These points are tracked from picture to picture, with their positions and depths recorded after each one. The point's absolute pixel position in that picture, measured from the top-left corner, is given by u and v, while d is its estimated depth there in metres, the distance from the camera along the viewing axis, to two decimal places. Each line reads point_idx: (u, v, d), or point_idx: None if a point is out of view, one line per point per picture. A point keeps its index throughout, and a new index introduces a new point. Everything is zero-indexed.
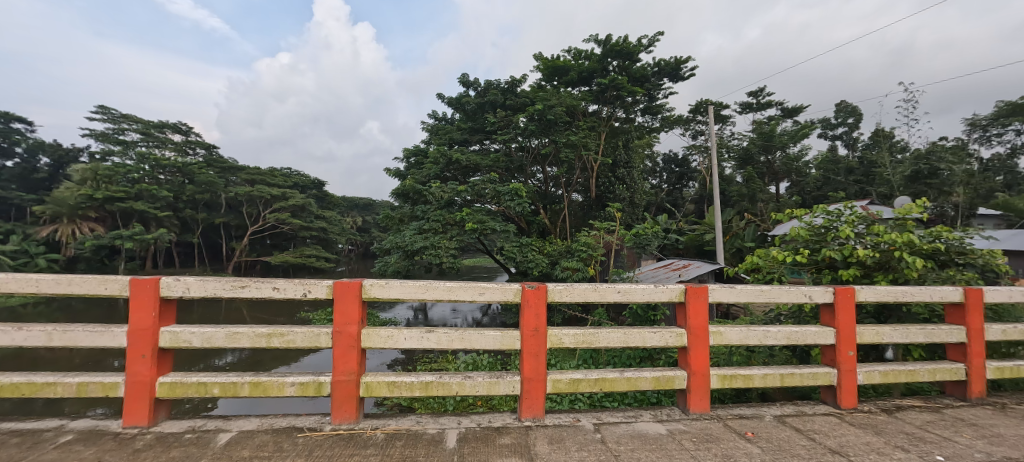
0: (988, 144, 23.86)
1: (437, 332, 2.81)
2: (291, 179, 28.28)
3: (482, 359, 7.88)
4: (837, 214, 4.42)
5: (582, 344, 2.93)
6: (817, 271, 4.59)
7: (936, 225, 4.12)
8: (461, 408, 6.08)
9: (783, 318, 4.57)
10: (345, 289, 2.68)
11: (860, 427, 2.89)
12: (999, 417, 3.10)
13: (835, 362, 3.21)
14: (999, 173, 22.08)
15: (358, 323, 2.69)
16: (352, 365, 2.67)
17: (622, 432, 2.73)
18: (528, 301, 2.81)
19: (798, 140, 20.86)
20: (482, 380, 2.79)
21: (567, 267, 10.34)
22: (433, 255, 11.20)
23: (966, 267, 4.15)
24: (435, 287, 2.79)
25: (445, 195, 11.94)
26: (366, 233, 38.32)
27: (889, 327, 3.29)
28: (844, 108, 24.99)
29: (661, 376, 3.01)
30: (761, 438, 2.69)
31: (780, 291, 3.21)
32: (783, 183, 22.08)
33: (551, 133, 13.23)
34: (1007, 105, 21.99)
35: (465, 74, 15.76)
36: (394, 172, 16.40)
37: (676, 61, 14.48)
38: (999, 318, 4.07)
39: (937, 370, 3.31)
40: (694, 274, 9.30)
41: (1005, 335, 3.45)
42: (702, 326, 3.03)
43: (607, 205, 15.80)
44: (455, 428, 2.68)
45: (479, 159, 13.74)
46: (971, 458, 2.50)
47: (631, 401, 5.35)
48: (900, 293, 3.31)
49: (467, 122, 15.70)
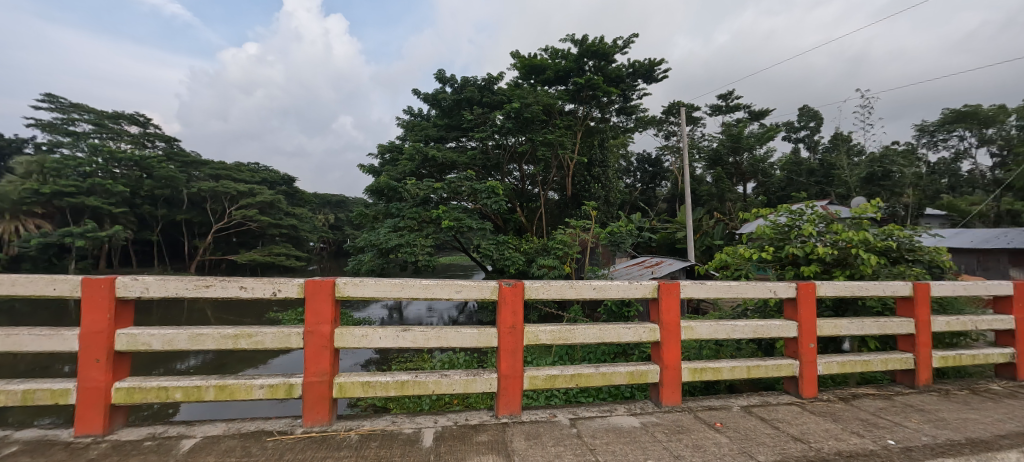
0: (935, 149, 25.59)
1: (413, 331, 2.76)
2: (258, 175, 27.28)
3: (459, 357, 7.88)
4: (799, 213, 4.65)
5: (559, 340, 2.97)
6: (781, 268, 4.79)
7: (888, 224, 4.38)
8: (437, 407, 6.06)
9: (749, 313, 4.77)
10: (317, 288, 2.61)
11: (819, 415, 3.04)
12: (941, 403, 3.33)
13: (797, 354, 3.36)
14: (944, 176, 23.73)
15: (331, 322, 2.63)
16: (324, 366, 2.61)
17: (598, 426, 2.78)
18: (505, 299, 2.82)
19: (764, 142, 21.70)
20: (459, 378, 2.78)
21: (543, 265, 10.45)
22: (408, 253, 11.11)
23: (914, 263, 4.44)
24: (410, 285, 2.76)
25: (421, 193, 11.78)
26: (339, 230, 37.44)
27: (847, 321, 3.48)
28: (807, 112, 26.16)
29: (635, 371, 3.06)
30: (729, 428, 2.80)
31: (748, 286, 3.33)
32: (750, 183, 22.83)
33: (528, 131, 13.32)
34: (951, 113, 23.59)
35: (441, 70, 15.58)
36: (368, 168, 16.07)
37: (650, 63, 14.78)
38: (943, 311, 4.38)
39: (889, 360, 3.52)
40: (666, 272, 9.56)
41: (949, 327, 3.70)
42: (674, 321, 3.12)
43: (583, 203, 16.02)
44: (431, 427, 2.66)
45: (456, 156, 13.64)
46: (918, 441, 2.67)
47: (605, 396, 5.46)
48: (857, 288, 3.49)
49: (443, 119, 15.51)
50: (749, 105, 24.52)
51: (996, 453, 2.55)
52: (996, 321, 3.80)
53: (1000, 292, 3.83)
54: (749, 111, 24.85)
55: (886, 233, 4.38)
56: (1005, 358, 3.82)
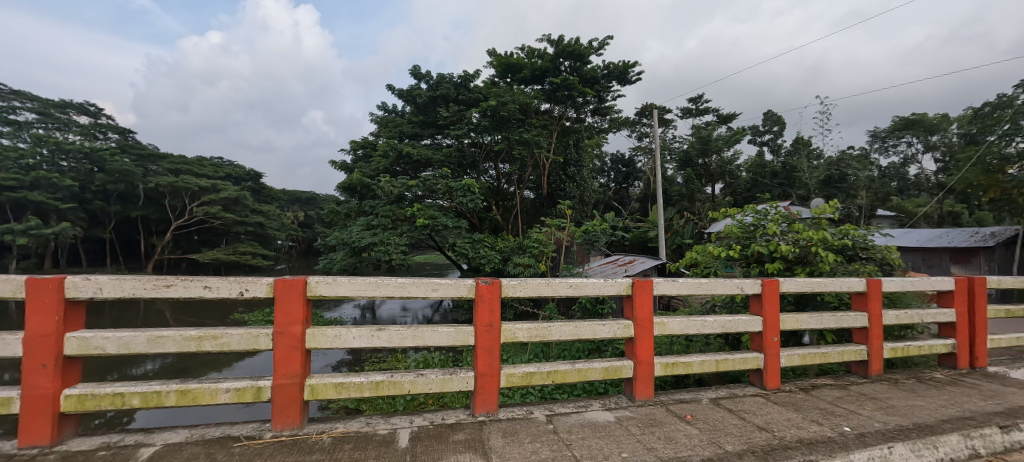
0: (886, 154, 27.36)
1: (388, 330, 2.73)
2: (221, 170, 26.19)
3: (434, 356, 7.83)
4: (763, 213, 4.88)
5: (535, 338, 3.00)
6: (746, 265, 4.98)
7: (845, 224, 4.64)
8: (411, 407, 6.02)
9: (717, 308, 4.95)
10: (287, 287, 2.53)
11: (782, 405, 3.19)
12: (890, 391, 3.57)
13: (762, 348, 3.51)
14: (894, 179, 25.35)
15: (302, 322, 2.56)
16: (296, 368, 2.54)
17: (574, 421, 2.82)
18: (482, 296, 2.82)
19: (731, 145, 22.45)
20: (435, 377, 2.76)
21: (519, 264, 10.51)
22: (382, 252, 10.94)
23: (868, 260, 4.70)
24: (385, 283, 2.72)
25: (394, 190, 11.61)
26: (308, 228, 36.30)
27: (807, 315, 3.66)
28: (771, 116, 27.23)
29: (609, 366, 3.12)
30: (699, 420, 2.90)
31: (717, 283, 3.45)
32: (717, 184, 23.51)
33: (504, 130, 13.35)
34: (901, 120, 25.14)
35: (416, 66, 15.36)
36: (340, 164, 15.67)
37: (625, 65, 15.07)
38: (892, 305, 4.68)
39: (845, 351, 3.73)
40: (639, 269, 9.78)
41: (898, 321, 3.96)
42: (647, 317, 3.20)
43: (558, 202, 16.18)
44: (407, 427, 2.63)
45: (431, 154, 13.51)
46: (871, 427, 2.85)
47: (579, 392, 5.55)
48: (817, 284, 3.68)
49: (418, 116, 15.31)
50: (718, 109, 25.30)
51: (940, 437, 2.76)
52: (939, 314, 4.08)
53: (943, 287, 4.12)
54: (718, 115, 25.64)
55: (842, 232, 4.64)
56: (947, 348, 4.12)
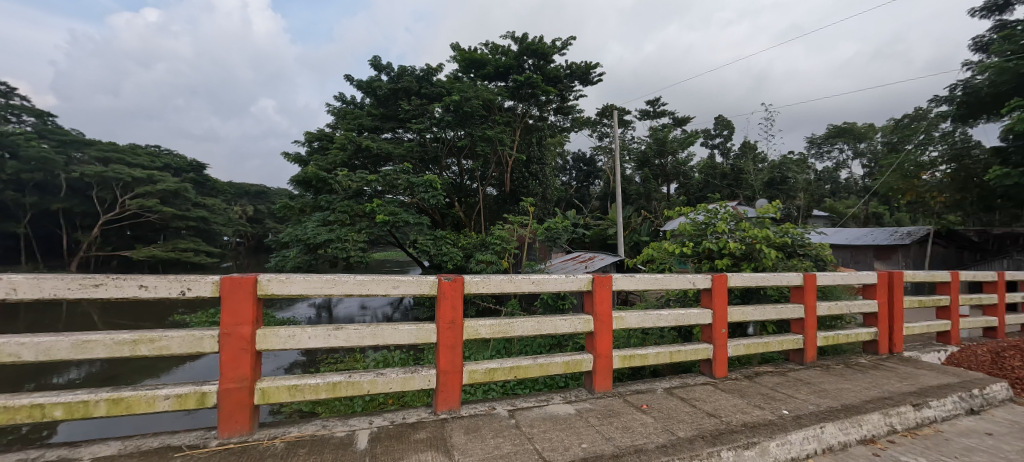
0: (821, 159, 29.60)
1: (346, 329, 2.63)
2: (158, 161, 24.28)
3: (394, 355, 7.64)
4: (714, 212, 5.14)
5: (497, 334, 3.00)
6: (699, 261, 5.23)
7: (785, 223, 4.99)
8: (370, 408, 5.88)
9: (671, 302, 5.17)
10: (234, 285, 2.37)
11: (729, 392, 3.40)
12: (823, 376, 3.88)
13: (712, 339, 3.71)
14: (828, 182, 27.45)
15: (252, 323, 2.42)
16: (245, 370, 2.39)
17: (535, 415, 2.86)
18: (444, 293, 2.79)
19: (686, 147, 23.45)
20: (396, 376, 2.70)
21: (481, 260, 10.48)
22: (339, 249, 10.59)
23: (805, 256, 5.07)
24: (343, 282, 2.63)
25: (353, 185, 11.26)
26: (258, 224, 34.33)
27: (752, 307, 3.90)
28: (721, 121, 28.66)
29: (570, 360, 3.18)
30: (654, 409, 3.02)
31: (671, 278, 3.62)
32: (672, 184, 24.41)
33: (467, 126, 13.24)
34: (834, 129, 27.32)
35: (377, 57, 14.87)
36: (294, 157, 14.95)
37: (587, 66, 15.35)
38: (825, 297, 5.08)
39: (785, 341, 4.02)
40: (599, 266, 10.00)
41: (830, 312, 4.31)
42: (606, 312, 3.30)
43: (520, 200, 16.29)
44: (367, 428, 2.56)
45: (392, 147, 13.21)
46: (806, 409, 3.09)
47: (541, 387, 5.63)
48: (761, 279, 3.93)
49: (378, 108, 14.82)
50: (673, 112, 26.32)
51: (863, 416, 3.04)
52: (865, 305, 4.48)
53: (868, 281, 4.51)
54: (674, 118, 26.65)
55: (783, 231, 5.00)
56: (870, 336, 4.53)
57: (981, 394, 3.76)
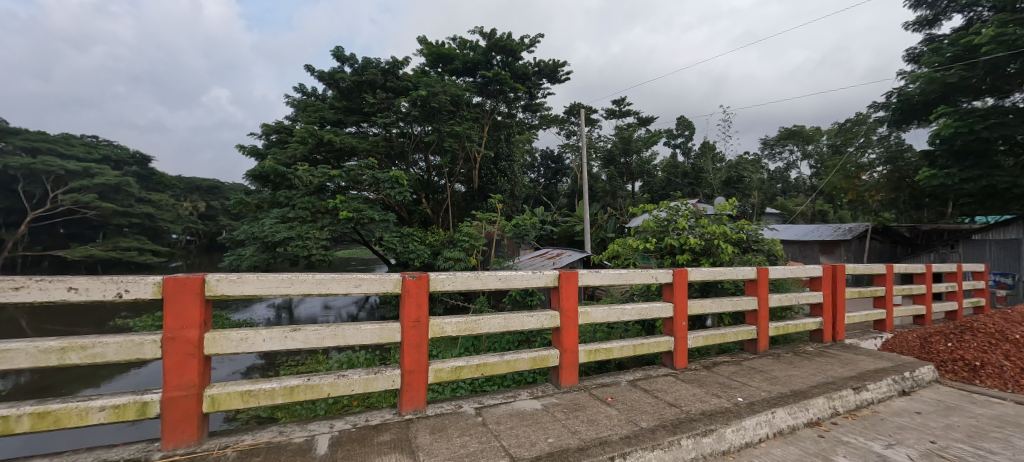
0: (773, 160, 31.27)
1: (304, 330, 2.52)
2: (95, 152, 22.51)
3: (359, 355, 7.42)
4: (675, 209, 5.30)
5: (464, 332, 2.96)
6: (661, 257, 5.38)
7: (741, 220, 5.22)
8: (333, 411, 5.72)
9: (635, 297, 5.31)
10: (180, 287, 2.22)
11: (688, 382, 3.52)
12: (774, 363, 4.09)
13: (673, 332, 3.82)
14: (780, 181, 29.04)
15: (199, 326, 2.26)
16: (193, 377, 2.24)
17: (502, 412, 2.85)
18: (408, 291, 2.72)
19: (649, 146, 24.12)
20: (359, 378, 2.61)
21: (449, 258, 10.26)
22: (300, 247, 10.18)
23: (758, 251, 5.31)
24: (301, 281, 2.51)
25: (314, 180, 10.86)
26: (210, 220, 32.41)
27: (710, 300, 4.05)
28: (683, 121, 29.64)
29: (537, 356, 3.19)
30: (618, 401, 3.08)
31: (635, 273, 3.70)
32: (637, 182, 25.04)
33: (434, 121, 13.04)
34: (785, 131, 28.94)
35: (340, 48, 14.34)
36: (249, 150, 14.22)
37: (555, 64, 15.47)
38: (777, 290, 5.37)
39: (739, 332, 4.21)
40: (566, 262, 10.14)
41: (781, 303, 4.54)
42: (572, 307, 3.33)
43: (489, 196, 16.25)
44: (327, 432, 2.47)
45: (356, 141, 12.75)
46: (759, 396, 3.25)
47: (509, 383, 5.57)
48: (718, 273, 4.09)
49: (341, 101, 14.32)
50: (638, 112, 26.96)
51: (810, 400, 3.23)
52: (812, 296, 4.76)
53: (815, 274, 4.79)
54: (638, 117, 27.29)
55: (738, 227, 5.23)
56: (816, 325, 4.82)
57: (912, 376, 4.08)
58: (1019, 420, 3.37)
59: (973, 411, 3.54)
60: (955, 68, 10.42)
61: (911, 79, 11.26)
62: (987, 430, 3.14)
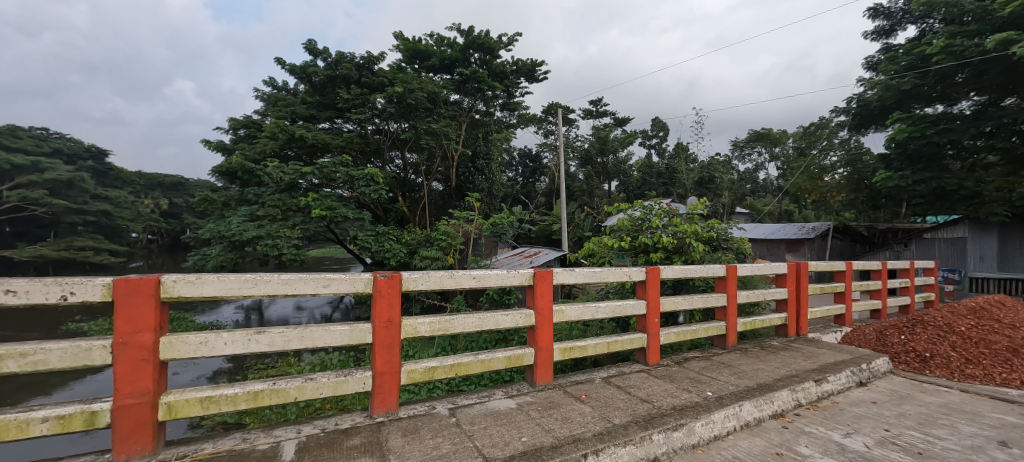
0: (742, 161, 32.31)
1: (269, 333, 2.42)
2: (45, 146, 21.17)
3: (332, 357, 7.24)
4: (649, 208, 5.39)
5: (437, 332, 2.92)
6: (636, 255, 5.46)
7: (711, 219, 5.35)
8: (305, 414, 5.56)
9: (610, 295, 5.38)
10: (131, 289, 2.10)
11: (660, 378, 3.59)
12: (741, 358, 4.22)
13: (646, 328, 3.89)
14: (749, 182, 30.01)
15: (154, 330, 2.14)
16: (147, 383, 2.12)
17: (476, 412, 2.82)
18: (380, 291, 2.66)
19: (625, 146, 24.49)
20: (328, 381, 2.53)
21: (426, 257, 10.12)
22: (269, 246, 9.84)
23: (728, 249, 5.46)
24: (265, 281, 2.42)
25: (285, 177, 10.53)
26: (173, 219, 30.97)
27: (681, 297, 4.13)
28: (657, 123, 30.22)
29: (512, 355, 3.18)
30: (592, 398, 3.11)
31: (609, 271, 3.74)
32: (613, 182, 25.39)
33: (411, 118, 12.86)
34: (754, 133, 29.96)
35: (312, 41, 13.94)
36: (216, 145, 13.66)
37: (532, 63, 15.51)
38: (745, 287, 5.53)
39: (709, 328, 4.32)
40: (544, 261, 10.18)
41: (749, 300, 4.69)
42: (547, 305, 3.33)
43: (466, 195, 16.15)
44: (294, 438, 2.39)
45: (329, 138, 12.33)
46: (727, 390, 3.34)
47: (486, 382, 5.55)
48: (689, 271, 4.18)
49: (314, 96, 13.93)
50: (614, 112, 27.32)
51: (774, 393, 3.34)
52: (777, 293, 4.94)
53: (781, 271, 4.96)
54: (615, 118, 27.64)
55: (709, 226, 5.36)
56: (781, 320, 5.00)
57: (869, 368, 4.29)
58: (963, 407, 3.59)
59: (923, 399, 3.75)
60: (909, 76, 11.01)
61: (870, 85, 11.80)
62: (936, 418, 3.33)
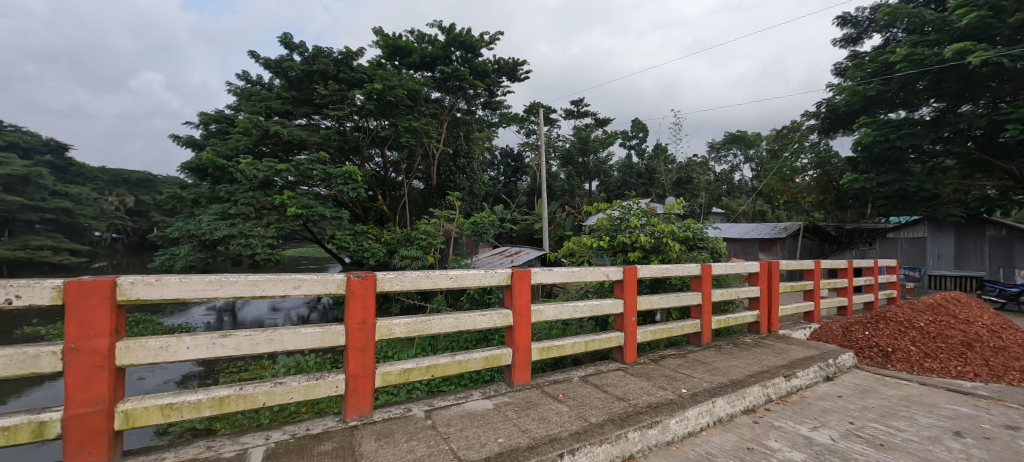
0: (719, 162, 33.04)
1: (236, 336, 2.34)
2: None
3: (308, 359, 7.06)
4: (627, 208, 5.44)
5: (413, 333, 2.87)
6: (615, 254, 5.51)
7: (688, 219, 5.44)
8: (279, 418, 5.41)
9: (590, 293, 5.41)
10: (84, 292, 1.99)
11: (637, 376, 3.63)
12: (716, 355, 4.31)
13: (623, 327, 3.92)
14: (725, 182, 30.70)
15: (109, 335, 2.04)
16: (102, 391, 2.02)
17: (453, 414, 2.79)
18: (354, 292, 2.61)
19: (606, 146, 24.74)
20: (298, 385, 2.46)
21: (405, 256, 9.98)
22: (242, 245, 9.54)
23: (703, 248, 5.58)
24: (230, 283, 2.33)
25: (259, 174, 10.22)
26: (140, 216, 29.70)
27: (658, 296, 4.19)
28: (637, 124, 30.65)
29: (489, 355, 3.16)
30: (569, 398, 3.12)
31: (587, 271, 3.76)
32: (594, 181, 25.61)
33: (391, 116, 12.71)
34: (730, 135, 30.70)
35: (288, 34, 13.58)
36: (185, 140, 13.17)
37: (514, 63, 15.48)
38: (720, 285, 5.65)
39: (685, 326, 4.39)
40: (525, 260, 10.18)
41: (723, 298, 4.79)
42: (525, 305, 3.33)
43: (447, 194, 16.00)
44: (262, 444, 2.31)
45: (306, 134, 12.04)
46: (701, 387, 3.40)
47: (466, 382, 5.53)
48: (666, 270, 4.24)
49: (290, 91, 13.56)
50: (595, 113, 27.55)
51: (747, 389, 3.42)
52: (750, 291, 5.07)
53: (753, 269, 5.09)
54: (596, 119, 27.89)
55: (686, 225, 5.45)
56: (754, 318, 5.13)
57: (835, 363, 4.44)
58: (922, 399, 3.76)
59: (885, 392, 3.91)
60: (874, 82, 11.48)
61: (838, 91, 12.22)
62: (897, 410, 3.47)
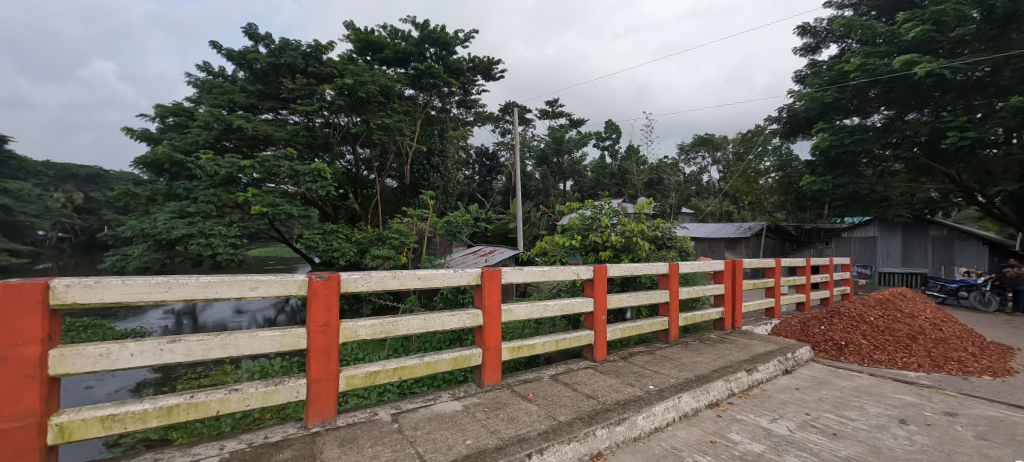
0: (688, 164, 33.95)
1: (187, 341, 2.22)
2: None
3: (273, 364, 6.78)
4: (599, 208, 5.50)
5: (379, 334, 2.79)
6: (587, 253, 5.56)
7: (657, 219, 5.55)
8: (242, 426, 5.19)
9: (562, 292, 5.44)
10: (9, 296, 1.82)
11: (606, 373, 3.67)
12: (682, 351, 4.42)
13: (593, 326, 3.96)
14: (694, 183, 31.59)
15: (40, 342, 1.88)
16: (32, 403, 1.86)
17: (420, 416, 2.74)
18: (316, 293, 2.52)
19: (580, 147, 25.00)
20: (256, 391, 2.36)
21: (377, 256, 9.76)
22: (201, 245, 9.07)
23: (671, 247, 5.70)
24: (179, 285, 2.19)
25: (221, 171, 9.76)
26: (91, 215, 27.88)
27: (627, 294, 4.26)
28: (610, 125, 31.13)
29: (459, 356, 3.11)
30: (539, 397, 3.12)
31: (558, 270, 3.77)
32: (568, 181, 25.84)
33: (362, 112, 12.42)
34: (698, 138, 31.61)
35: (253, 25, 13.04)
36: (140, 134, 12.45)
37: (489, 61, 15.41)
38: (687, 283, 5.80)
39: (653, 323, 4.48)
40: (499, 260, 10.14)
41: (690, 295, 4.92)
42: (495, 305, 3.30)
43: (421, 192, 15.75)
44: (216, 455, 2.20)
45: (272, 129, 11.63)
46: (668, 383, 3.47)
47: (439, 383, 5.46)
48: (635, 268, 4.31)
49: (255, 84, 13.03)
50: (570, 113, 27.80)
51: (711, 384, 3.52)
52: (715, 288, 5.22)
53: (718, 268, 5.25)
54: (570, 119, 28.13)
55: (655, 225, 5.56)
56: (719, 314, 5.29)
57: (794, 357, 4.63)
58: (872, 389, 3.97)
59: (839, 384, 4.11)
60: (830, 89, 12.06)
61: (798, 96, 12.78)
62: (849, 400, 3.65)
